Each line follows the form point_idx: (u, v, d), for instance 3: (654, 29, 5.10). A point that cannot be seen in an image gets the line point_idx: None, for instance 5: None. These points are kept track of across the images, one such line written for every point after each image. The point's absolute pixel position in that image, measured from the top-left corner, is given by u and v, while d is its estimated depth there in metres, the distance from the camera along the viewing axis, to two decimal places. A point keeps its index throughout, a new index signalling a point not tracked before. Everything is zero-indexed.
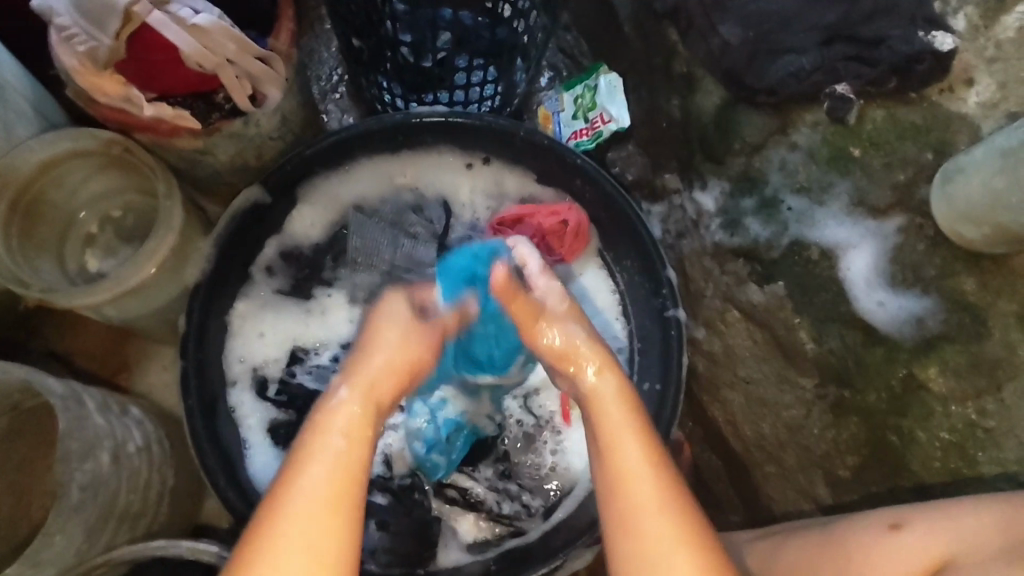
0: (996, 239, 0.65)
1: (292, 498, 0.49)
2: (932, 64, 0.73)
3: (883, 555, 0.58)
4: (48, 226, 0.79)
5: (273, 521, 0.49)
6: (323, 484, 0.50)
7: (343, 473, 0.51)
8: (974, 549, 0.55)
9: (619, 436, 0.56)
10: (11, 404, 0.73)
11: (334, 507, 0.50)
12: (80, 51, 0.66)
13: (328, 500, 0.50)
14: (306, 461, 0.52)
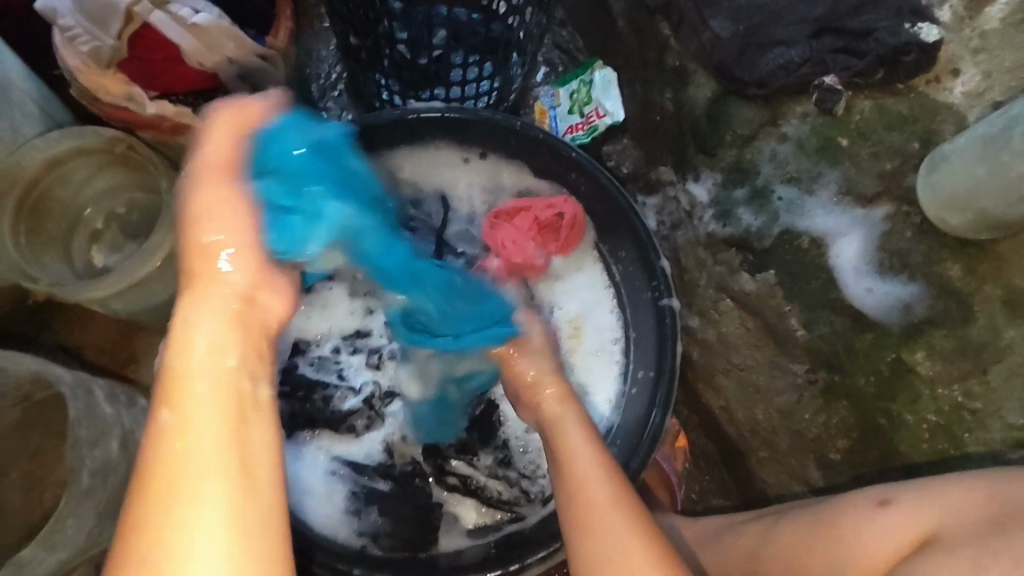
0: (979, 226, 0.67)
1: (168, 494, 0.34)
2: (919, 55, 0.74)
3: (868, 532, 0.58)
4: (55, 223, 0.80)
5: (151, 511, 0.34)
6: (216, 446, 0.36)
7: (240, 442, 0.37)
8: (958, 524, 0.53)
9: (573, 444, 0.64)
10: (22, 396, 0.75)
11: (239, 466, 0.36)
12: (83, 51, 0.68)
13: (235, 466, 0.36)
14: (163, 441, 0.36)
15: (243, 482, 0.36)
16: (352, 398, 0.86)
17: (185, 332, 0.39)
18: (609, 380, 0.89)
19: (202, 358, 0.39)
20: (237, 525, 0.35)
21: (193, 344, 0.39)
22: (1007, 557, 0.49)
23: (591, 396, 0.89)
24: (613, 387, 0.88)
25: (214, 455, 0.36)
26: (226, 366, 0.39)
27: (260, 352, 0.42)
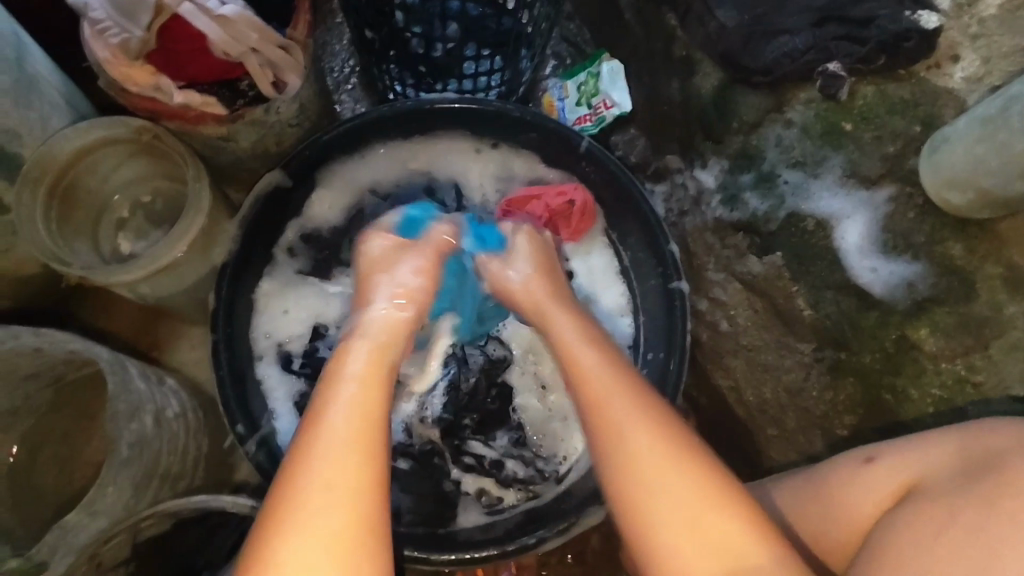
0: (980, 204, 0.69)
1: (315, 457, 0.50)
2: (919, 41, 0.76)
3: (857, 488, 0.61)
4: (84, 211, 0.83)
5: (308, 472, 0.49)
6: (353, 426, 0.52)
7: (355, 442, 0.51)
8: (937, 475, 0.56)
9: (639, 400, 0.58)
10: (54, 377, 0.77)
11: (359, 459, 0.50)
12: (114, 43, 0.71)
13: (356, 452, 0.50)
14: (327, 406, 0.53)
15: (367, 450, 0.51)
16: None
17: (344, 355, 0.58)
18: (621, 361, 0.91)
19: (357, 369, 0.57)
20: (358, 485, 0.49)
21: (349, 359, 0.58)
22: (982, 500, 0.51)
23: None
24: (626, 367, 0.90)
25: (334, 447, 0.50)
26: (352, 379, 0.56)
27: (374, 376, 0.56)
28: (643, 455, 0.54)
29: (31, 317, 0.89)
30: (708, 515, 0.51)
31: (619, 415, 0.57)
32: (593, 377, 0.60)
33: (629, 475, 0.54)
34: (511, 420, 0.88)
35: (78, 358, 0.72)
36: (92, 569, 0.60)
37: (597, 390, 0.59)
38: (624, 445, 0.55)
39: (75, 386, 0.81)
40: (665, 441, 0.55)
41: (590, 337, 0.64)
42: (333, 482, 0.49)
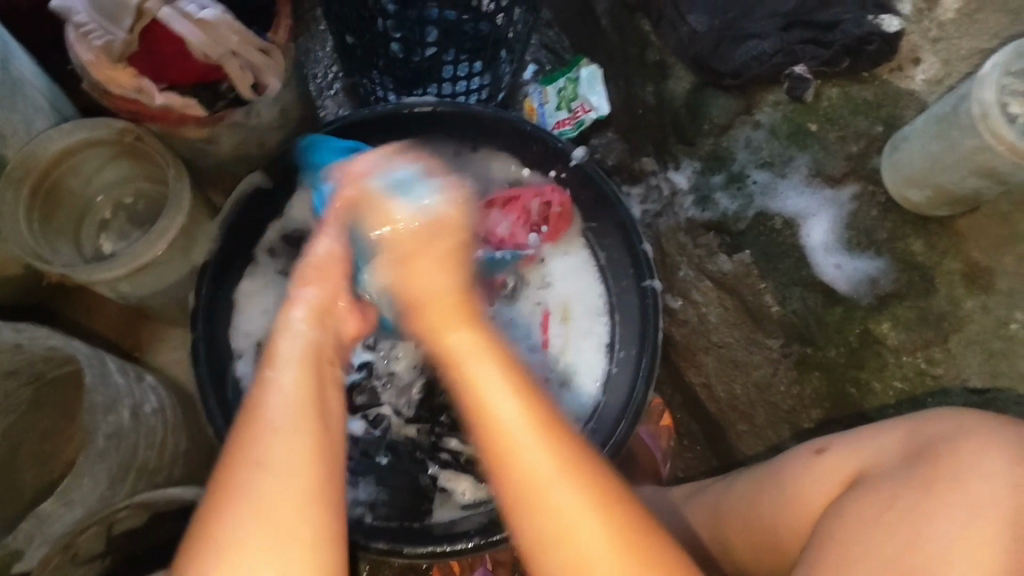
0: (938, 201, 0.71)
1: (235, 504, 0.45)
2: (880, 45, 0.79)
3: (807, 476, 0.62)
4: (67, 212, 0.85)
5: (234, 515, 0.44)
6: (290, 466, 0.46)
7: (285, 480, 0.46)
8: (881, 461, 0.58)
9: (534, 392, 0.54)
10: (36, 374, 0.79)
11: (298, 505, 0.45)
12: (97, 44, 0.73)
13: (297, 499, 0.45)
14: (257, 443, 0.47)
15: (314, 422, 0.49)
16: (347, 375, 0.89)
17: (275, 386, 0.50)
18: (597, 354, 0.93)
19: (286, 407, 0.49)
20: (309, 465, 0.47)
21: (273, 392, 0.50)
22: (917, 484, 0.54)
23: (578, 375, 0.92)
24: (600, 361, 0.92)
25: (266, 488, 0.45)
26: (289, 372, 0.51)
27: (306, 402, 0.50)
28: (585, 542, 0.48)
29: (16, 316, 0.91)
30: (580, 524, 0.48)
31: (530, 465, 0.50)
32: (504, 424, 0.51)
33: (547, 534, 0.49)
34: None
35: (58, 354, 0.74)
36: (68, 559, 0.62)
37: (508, 436, 0.51)
38: (548, 516, 0.49)
39: (57, 383, 0.83)
40: (583, 503, 0.49)
41: (502, 370, 0.54)
42: (284, 462, 0.46)
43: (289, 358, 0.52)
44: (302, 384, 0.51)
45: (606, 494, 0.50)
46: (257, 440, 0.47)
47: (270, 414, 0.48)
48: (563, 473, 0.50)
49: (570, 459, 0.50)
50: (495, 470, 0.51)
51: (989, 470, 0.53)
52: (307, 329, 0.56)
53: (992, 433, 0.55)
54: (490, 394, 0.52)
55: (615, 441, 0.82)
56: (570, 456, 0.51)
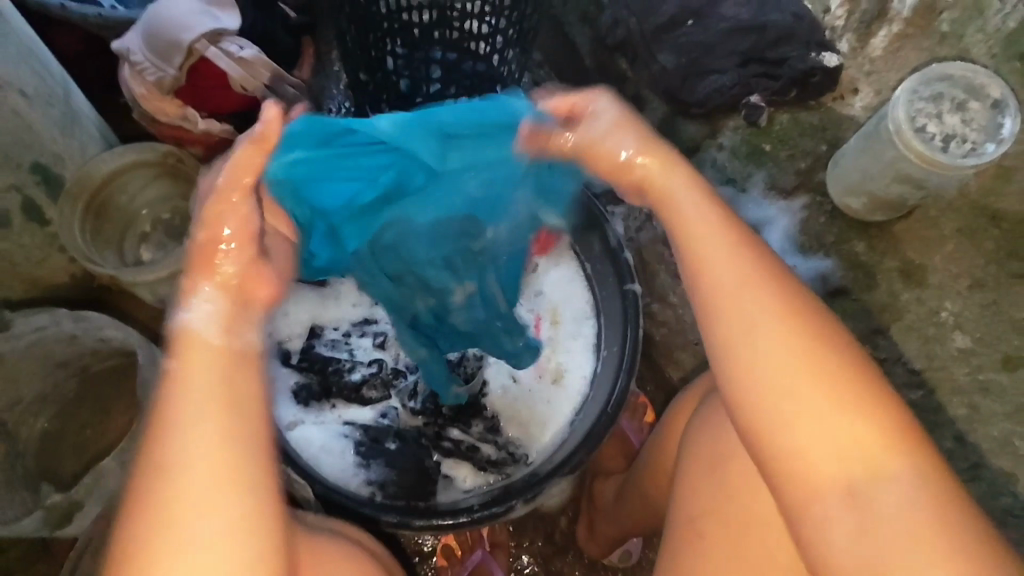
0: (874, 208, 0.84)
1: (161, 513, 0.45)
2: (822, 78, 0.91)
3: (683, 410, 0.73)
4: (113, 225, 0.96)
5: (159, 497, 0.46)
6: (207, 450, 0.47)
7: (220, 463, 0.47)
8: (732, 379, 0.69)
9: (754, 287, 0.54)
10: (83, 366, 0.88)
11: (229, 492, 0.47)
12: (150, 80, 0.85)
13: (215, 472, 0.47)
14: (177, 426, 0.48)
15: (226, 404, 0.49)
16: (359, 371, 0.99)
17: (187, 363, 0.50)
18: (587, 351, 1.00)
19: (198, 400, 0.49)
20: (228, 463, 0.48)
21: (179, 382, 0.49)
22: None
23: (568, 373, 1.00)
24: (591, 358, 0.99)
25: (190, 466, 0.47)
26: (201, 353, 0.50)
27: (228, 380, 0.50)
28: (784, 376, 0.51)
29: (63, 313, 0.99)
30: (841, 419, 0.50)
31: (770, 356, 0.52)
32: (711, 263, 0.56)
33: (795, 445, 0.51)
34: (485, 411, 0.99)
35: (107, 346, 0.84)
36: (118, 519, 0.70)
37: (716, 281, 0.55)
38: (757, 360, 0.52)
39: (98, 377, 0.91)
40: (790, 339, 0.52)
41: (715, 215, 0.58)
42: (204, 465, 0.47)
43: (204, 335, 0.51)
44: (216, 366, 0.50)
45: (809, 334, 0.52)
46: (168, 423, 0.48)
47: (182, 412, 0.48)
48: (788, 336, 0.52)
49: (778, 287, 0.54)
50: (710, 305, 0.56)
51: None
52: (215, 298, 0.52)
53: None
54: (700, 244, 0.57)
55: (597, 431, 0.88)
56: (775, 294, 0.54)
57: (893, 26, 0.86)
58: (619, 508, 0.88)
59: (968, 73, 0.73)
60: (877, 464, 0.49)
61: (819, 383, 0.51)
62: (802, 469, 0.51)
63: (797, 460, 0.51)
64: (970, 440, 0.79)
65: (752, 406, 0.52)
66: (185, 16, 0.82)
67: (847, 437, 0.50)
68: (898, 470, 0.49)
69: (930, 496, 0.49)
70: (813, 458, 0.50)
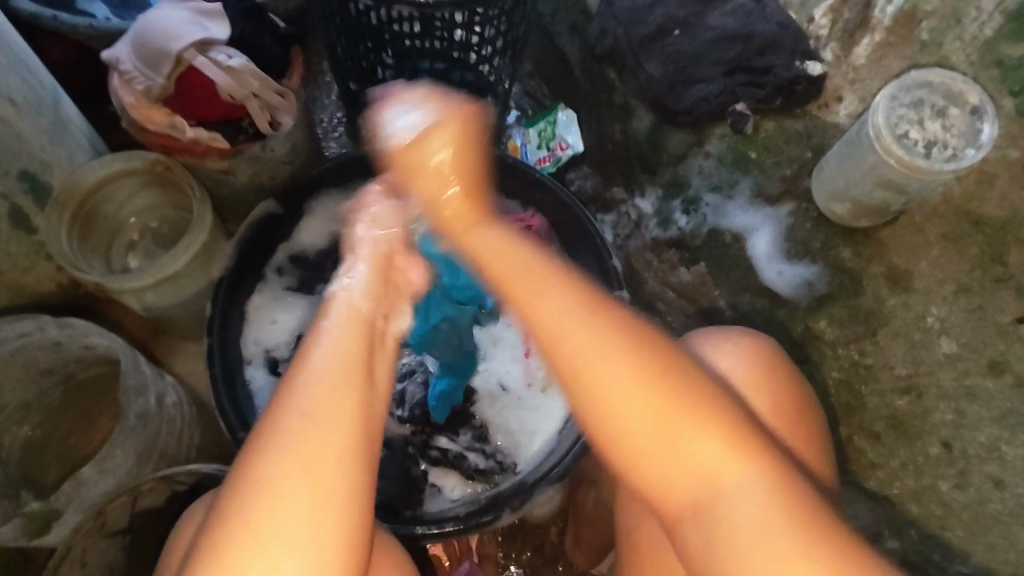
0: (859, 213, 0.84)
1: (259, 488, 0.45)
2: (806, 86, 0.91)
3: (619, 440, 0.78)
4: (100, 234, 0.96)
5: (272, 463, 0.46)
6: (342, 425, 0.48)
7: (328, 461, 0.47)
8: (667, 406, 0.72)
9: (564, 332, 0.53)
10: (66, 375, 0.87)
11: (331, 491, 0.46)
12: (139, 88, 0.86)
13: (339, 456, 0.47)
14: (300, 420, 0.47)
15: (363, 399, 0.50)
16: None
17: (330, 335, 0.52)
18: None
19: (323, 393, 0.49)
20: (344, 464, 0.47)
21: (317, 360, 0.50)
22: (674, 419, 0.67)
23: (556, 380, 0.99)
24: None
25: (307, 438, 0.47)
26: (340, 344, 0.52)
27: (356, 373, 0.51)
28: (631, 403, 0.51)
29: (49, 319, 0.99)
30: (686, 438, 0.50)
31: (614, 392, 0.51)
32: (540, 302, 0.54)
33: (661, 469, 0.51)
34: (473, 419, 0.98)
35: (92, 353, 0.84)
36: (97, 527, 0.70)
37: (549, 327, 0.53)
38: (609, 398, 0.51)
39: (84, 386, 0.90)
40: (635, 364, 0.51)
41: (513, 250, 0.57)
42: (316, 461, 0.46)
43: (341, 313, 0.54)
44: (347, 341, 0.52)
45: (648, 364, 0.51)
46: (305, 393, 0.49)
47: (306, 398, 0.48)
48: (624, 370, 0.51)
49: (603, 318, 0.53)
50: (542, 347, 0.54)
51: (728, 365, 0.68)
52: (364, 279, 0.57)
53: (732, 338, 0.71)
54: (520, 289, 0.55)
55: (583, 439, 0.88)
56: (617, 332, 0.52)
57: (876, 34, 0.87)
58: (603, 508, 0.89)
59: (947, 78, 0.75)
60: (726, 474, 0.50)
61: (659, 414, 0.50)
62: (665, 488, 0.51)
63: (650, 482, 0.52)
64: (957, 446, 0.79)
65: (613, 445, 0.52)
66: (174, 26, 0.84)
67: (704, 452, 0.50)
68: (752, 476, 0.49)
69: (782, 495, 0.49)
70: (671, 479, 0.51)
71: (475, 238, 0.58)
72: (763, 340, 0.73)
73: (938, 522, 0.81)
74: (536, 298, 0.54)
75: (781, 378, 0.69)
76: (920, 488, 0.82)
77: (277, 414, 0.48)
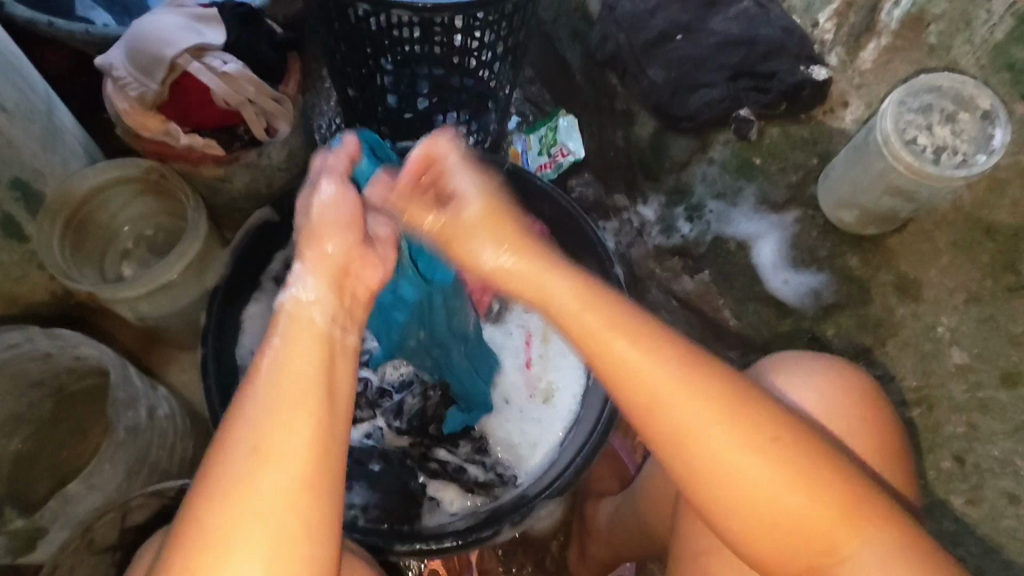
0: (866, 221, 0.83)
1: (209, 511, 0.41)
2: (812, 91, 0.89)
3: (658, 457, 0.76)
4: (93, 242, 0.94)
5: (221, 504, 0.41)
6: (295, 460, 0.43)
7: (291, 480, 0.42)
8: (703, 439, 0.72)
9: (654, 387, 0.51)
10: (57, 386, 0.86)
11: (297, 520, 0.42)
12: (132, 95, 0.84)
13: (296, 490, 0.42)
14: (245, 448, 0.43)
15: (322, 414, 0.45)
16: None
17: (288, 357, 0.47)
18: (577, 368, 0.98)
19: (269, 417, 0.44)
20: (303, 479, 0.42)
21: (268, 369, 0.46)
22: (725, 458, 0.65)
23: (558, 393, 0.97)
24: (580, 375, 0.97)
25: (246, 482, 0.42)
26: (301, 363, 0.47)
27: (314, 387, 0.46)
28: (742, 466, 0.49)
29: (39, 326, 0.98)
30: (796, 490, 0.49)
31: (713, 442, 0.50)
32: (637, 362, 0.51)
33: (768, 523, 0.50)
34: (473, 431, 0.97)
35: (82, 365, 0.83)
36: (84, 544, 0.68)
37: (643, 390, 0.51)
38: (708, 459, 0.50)
39: (75, 398, 0.89)
40: (728, 418, 0.50)
41: (590, 301, 0.54)
42: (262, 493, 0.41)
43: (299, 326, 0.49)
44: (298, 357, 0.47)
45: (748, 426, 0.50)
46: (247, 430, 0.43)
47: (247, 425, 0.44)
48: (724, 417, 0.50)
49: (701, 368, 0.51)
50: (636, 408, 0.52)
51: (804, 397, 0.65)
52: (320, 292, 0.52)
53: (820, 365, 0.68)
54: (606, 347, 0.52)
55: (585, 453, 0.85)
56: (713, 394, 0.50)
57: (882, 38, 0.85)
58: (613, 529, 0.85)
59: (956, 83, 0.73)
60: (842, 538, 0.49)
61: (771, 473, 0.49)
62: (770, 537, 0.50)
63: (759, 542, 0.51)
64: (970, 459, 0.77)
65: (722, 506, 0.51)
66: (168, 32, 0.83)
67: (813, 504, 0.49)
68: (867, 538, 0.49)
69: (903, 555, 0.49)
70: (781, 539, 0.50)
71: (555, 291, 0.55)
72: (818, 358, 0.69)
73: (950, 538, 0.78)
74: (635, 350, 0.52)
75: (859, 407, 0.65)
76: (933, 502, 0.80)
77: (224, 450, 0.43)
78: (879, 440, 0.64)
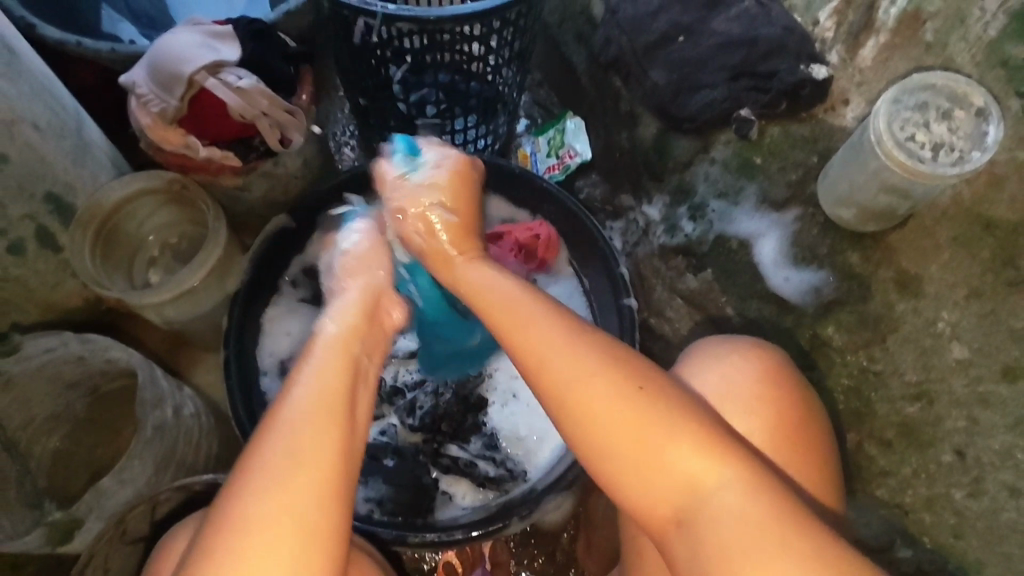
0: (866, 218, 0.84)
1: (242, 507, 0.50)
2: (812, 89, 0.90)
3: None
4: (122, 251, 1.00)
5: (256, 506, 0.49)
6: (315, 457, 0.52)
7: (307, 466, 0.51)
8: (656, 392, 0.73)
9: (532, 356, 0.59)
10: (92, 387, 0.92)
11: (316, 499, 0.51)
12: (155, 111, 0.90)
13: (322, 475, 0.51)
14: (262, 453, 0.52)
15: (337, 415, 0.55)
16: None
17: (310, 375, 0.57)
18: None
19: (291, 422, 0.53)
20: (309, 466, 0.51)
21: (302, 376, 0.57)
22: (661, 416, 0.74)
23: None
24: None
25: (272, 482, 0.50)
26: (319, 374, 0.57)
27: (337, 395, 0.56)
28: (617, 425, 0.56)
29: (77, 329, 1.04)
30: (664, 442, 0.55)
31: (595, 406, 0.57)
32: (532, 331, 0.60)
33: (648, 480, 0.56)
34: (484, 427, 0.99)
35: (115, 368, 0.88)
36: (118, 534, 0.73)
37: (532, 359, 0.59)
38: (588, 418, 0.57)
39: (108, 399, 0.95)
40: (608, 387, 0.57)
41: (483, 302, 0.63)
42: (286, 487, 0.50)
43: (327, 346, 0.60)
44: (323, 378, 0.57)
45: (622, 383, 0.57)
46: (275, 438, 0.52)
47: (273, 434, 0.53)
48: (600, 380, 0.57)
49: (581, 339, 0.59)
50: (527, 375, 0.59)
51: (734, 365, 0.71)
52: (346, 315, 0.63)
53: (730, 349, 0.73)
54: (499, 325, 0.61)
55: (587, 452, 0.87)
56: (591, 356, 0.58)
57: (880, 36, 0.86)
58: None
59: (950, 81, 0.74)
60: (705, 481, 0.54)
61: (634, 431, 0.55)
62: (651, 493, 0.56)
63: (647, 500, 0.56)
64: (971, 453, 0.78)
65: (612, 468, 0.57)
66: (186, 51, 0.89)
67: (680, 450, 0.55)
68: (731, 479, 0.54)
69: (759, 491, 0.53)
70: (656, 490, 0.56)
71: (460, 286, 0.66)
72: (775, 348, 0.75)
73: (951, 531, 0.81)
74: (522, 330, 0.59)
75: (764, 386, 0.69)
76: (935, 496, 0.82)
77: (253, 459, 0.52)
78: (802, 430, 0.68)
